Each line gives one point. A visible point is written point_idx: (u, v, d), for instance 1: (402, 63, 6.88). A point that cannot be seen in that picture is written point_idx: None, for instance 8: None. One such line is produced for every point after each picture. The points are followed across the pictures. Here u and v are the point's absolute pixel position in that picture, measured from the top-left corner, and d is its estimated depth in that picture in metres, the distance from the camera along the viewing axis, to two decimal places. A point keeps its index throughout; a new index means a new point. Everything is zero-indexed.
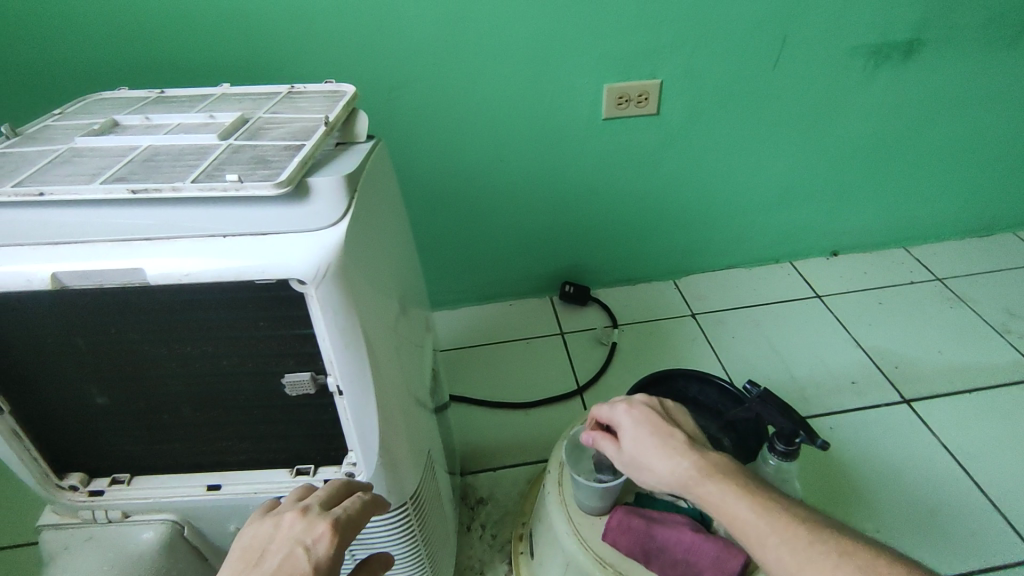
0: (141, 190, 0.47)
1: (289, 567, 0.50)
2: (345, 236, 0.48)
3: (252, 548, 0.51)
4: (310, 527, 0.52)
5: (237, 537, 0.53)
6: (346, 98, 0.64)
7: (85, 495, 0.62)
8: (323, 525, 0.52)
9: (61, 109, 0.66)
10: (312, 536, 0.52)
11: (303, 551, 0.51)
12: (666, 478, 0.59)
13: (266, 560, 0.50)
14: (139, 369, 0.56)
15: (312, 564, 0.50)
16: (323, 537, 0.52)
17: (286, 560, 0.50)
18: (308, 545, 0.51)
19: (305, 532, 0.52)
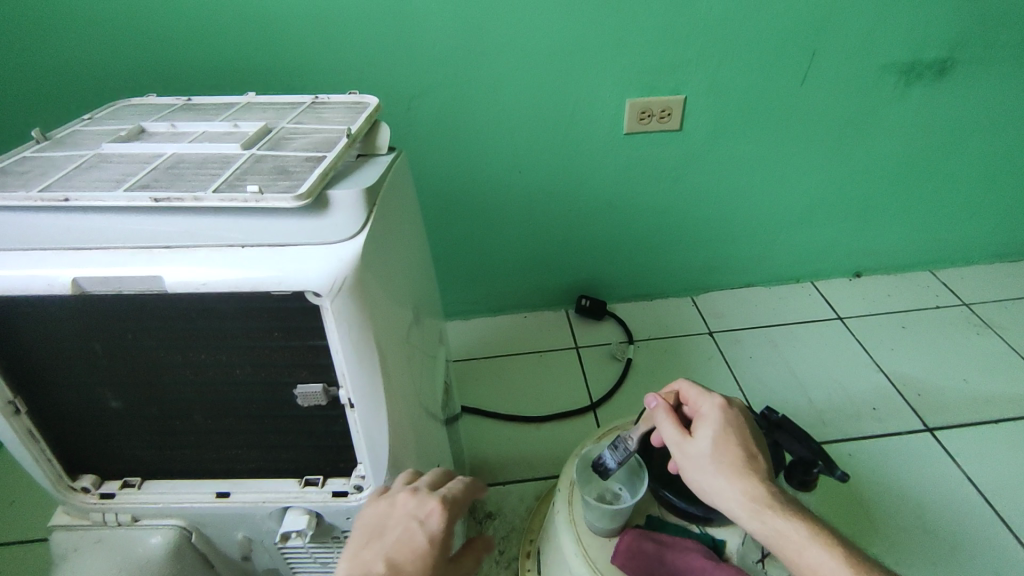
0: (165, 198, 0.47)
1: (408, 542, 0.49)
2: (362, 250, 0.48)
3: (367, 525, 0.51)
4: (422, 504, 0.52)
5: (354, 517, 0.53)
6: (369, 110, 0.65)
7: (96, 498, 0.62)
8: (434, 501, 0.52)
9: (90, 115, 0.68)
10: (424, 513, 0.51)
11: (418, 527, 0.50)
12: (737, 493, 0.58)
13: (383, 536, 0.50)
14: (155, 375, 0.57)
15: (427, 538, 0.50)
16: (434, 513, 0.51)
17: (404, 537, 0.50)
18: (420, 523, 0.51)
19: (418, 509, 0.51)
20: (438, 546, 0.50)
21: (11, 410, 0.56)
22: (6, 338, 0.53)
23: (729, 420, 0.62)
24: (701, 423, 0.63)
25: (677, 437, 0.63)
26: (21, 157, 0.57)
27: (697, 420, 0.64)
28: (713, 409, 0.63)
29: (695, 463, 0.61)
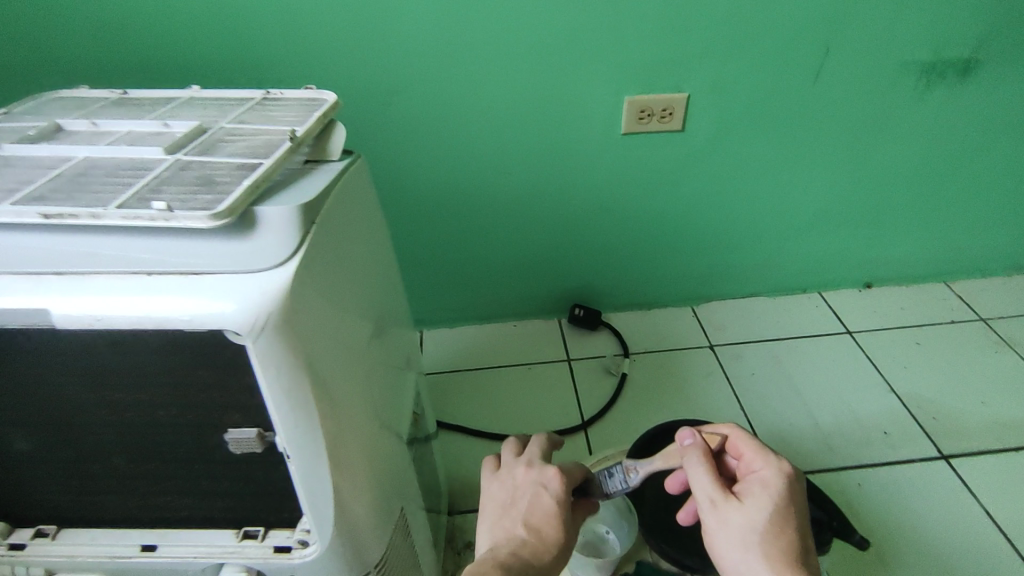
0: (55, 215, 0.39)
1: (539, 505, 0.55)
2: (293, 280, 0.40)
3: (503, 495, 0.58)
4: (542, 471, 0.57)
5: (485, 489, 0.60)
6: (324, 108, 0.56)
7: (5, 548, 0.55)
8: (553, 469, 0.57)
9: (10, 108, 0.60)
10: (545, 478, 0.57)
11: (543, 491, 0.56)
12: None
13: (517, 502, 0.57)
14: (64, 415, 0.49)
15: (553, 498, 0.55)
16: (554, 477, 0.57)
17: (534, 501, 0.56)
18: (544, 486, 0.56)
19: (540, 475, 0.57)
20: (564, 505, 0.56)
21: None
22: None
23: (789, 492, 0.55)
24: (754, 485, 0.55)
25: (717, 492, 0.55)
26: None
27: (750, 481, 0.56)
28: (773, 473, 0.55)
29: (735, 532, 0.53)
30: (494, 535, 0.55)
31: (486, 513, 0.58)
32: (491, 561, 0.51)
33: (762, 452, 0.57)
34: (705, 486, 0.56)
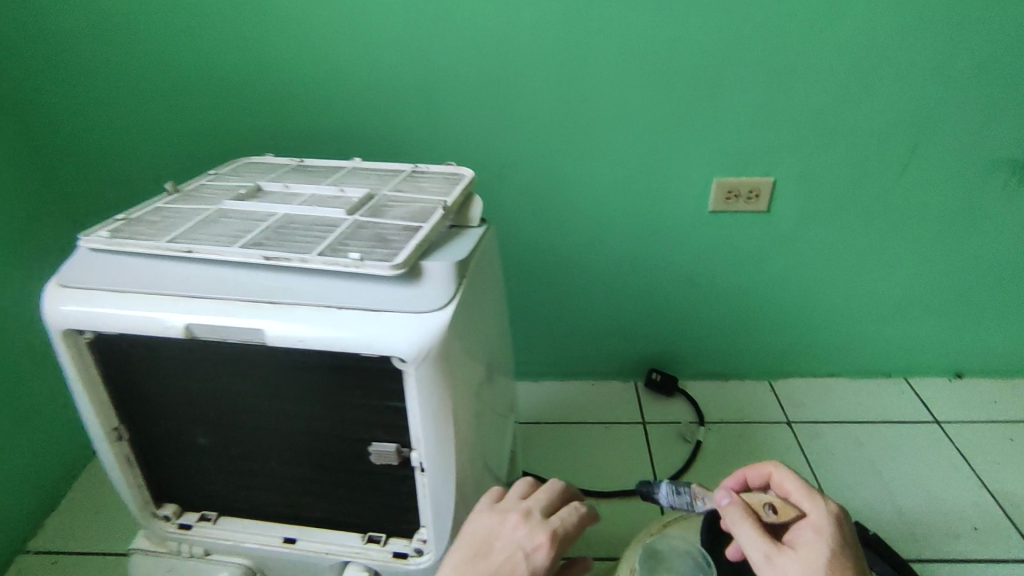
0: (274, 258, 0.51)
1: (512, 571, 0.50)
2: (449, 320, 0.50)
3: (474, 545, 0.53)
4: (531, 537, 0.53)
5: (465, 526, 0.55)
6: (464, 183, 0.68)
7: (174, 527, 0.66)
8: (544, 535, 0.53)
9: (216, 169, 0.75)
10: (532, 545, 0.52)
11: (523, 559, 0.51)
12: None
13: (487, 559, 0.51)
14: (242, 418, 0.60)
15: (531, 571, 0.51)
16: (541, 549, 0.52)
17: (508, 563, 0.51)
18: (528, 555, 0.52)
19: (526, 539, 0.53)
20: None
21: (113, 435, 0.60)
22: (120, 371, 0.58)
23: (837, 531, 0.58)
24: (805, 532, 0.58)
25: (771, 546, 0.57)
26: (155, 206, 0.63)
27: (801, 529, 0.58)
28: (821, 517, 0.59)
29: None
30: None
31: (450, 556, 0.53)
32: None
33: (809, 498, 0.60)
34: (755, 539, 0.58)
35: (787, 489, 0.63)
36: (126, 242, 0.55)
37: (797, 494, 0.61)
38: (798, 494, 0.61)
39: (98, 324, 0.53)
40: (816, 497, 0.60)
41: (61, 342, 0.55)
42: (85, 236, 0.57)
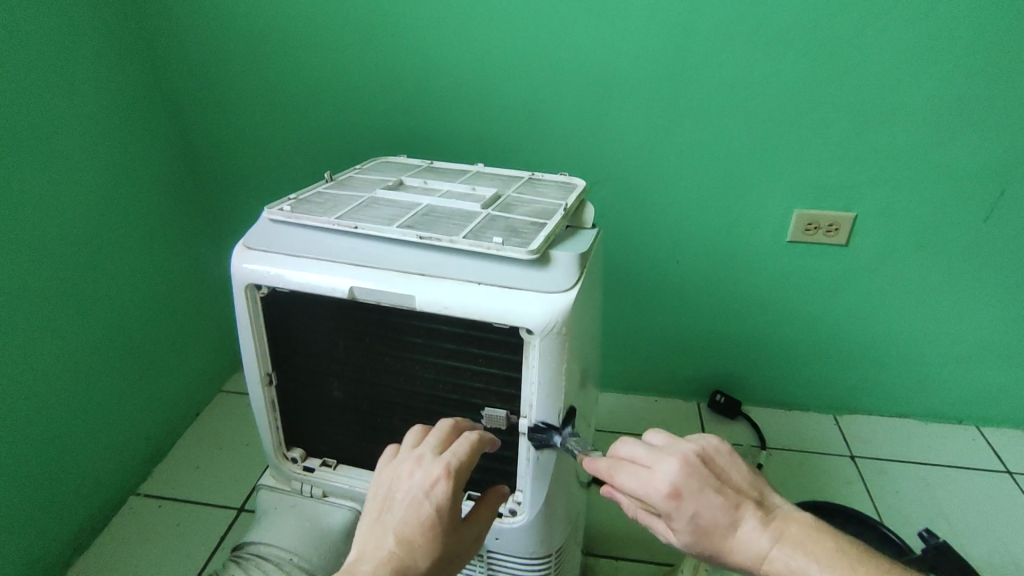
0: (427, 237, 0.61)
1: (416, 514, 0.57)
2: (573, 301, 0.58)
3: (383, 499, 0.59)
4: (427, 478, 0.58)
5: (375, 477, 0.61)
6: (578, 192, 0.76)
7: (300, 468, 0.75)
8: (436, 471, 0.58)
9: (360, 165, 0.86)
10: (429, 485, 0.58)
11: (424, 500, 0.57)
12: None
13: (393, 509, 0.58)
14: (375, 375, 0.69)
15: (432, 511, 0.57)
16: (438, 486, 0.57)
17: (413, 507, 0.57)
18: (427, 494, 0.57)
19: (424, 482, 0.58)
20: (441, 518, 0.57)
21: (265, 379, 0.70)
22: (281, 324, 0.69)
23: (698, 481, 0.51)
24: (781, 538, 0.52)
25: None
26: (317, 191, 0.74)
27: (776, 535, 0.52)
28: (691, 500, 0.51)
29: None
30: (360, 547, 0.57)
31: (364, 512, 0.60)
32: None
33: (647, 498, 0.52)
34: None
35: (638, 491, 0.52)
36: (301, 217, 0.65)
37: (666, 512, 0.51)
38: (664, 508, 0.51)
39: (276, 281, 0.64)
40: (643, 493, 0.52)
41: (243, 294, 0.66)
42: (267, 209, 0.68)
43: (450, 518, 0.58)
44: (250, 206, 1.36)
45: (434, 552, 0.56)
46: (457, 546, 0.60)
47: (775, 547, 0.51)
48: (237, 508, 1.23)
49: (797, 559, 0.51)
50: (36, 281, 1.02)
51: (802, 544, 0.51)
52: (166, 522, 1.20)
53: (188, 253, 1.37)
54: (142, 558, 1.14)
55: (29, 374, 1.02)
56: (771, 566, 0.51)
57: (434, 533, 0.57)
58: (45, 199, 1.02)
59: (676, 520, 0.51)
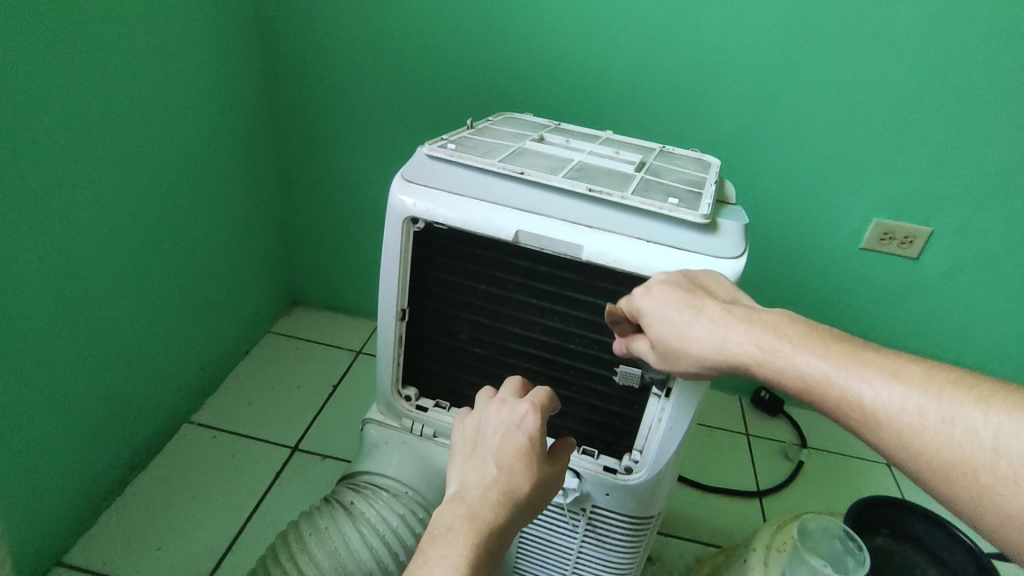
0: (597, 190, 0.63)
1: (512, 443, 0.55)
2: (740, 269, 0.60)
3: (472, 438, 0.57)
4: (516, 411, 0.57)
5: (455, 429, 0.59)
6: (717, 167, 0.76)
7: (413, 407, 0.76)
8: (525, 406, 0.57)
9: (490, 117, 0.86)
10: (520, 417, 0.56)
11: (517, 430, 0.55)
12: (916, 399, 0.45)
13: (486, 443, 0.55)
14: (508, 323, 0.70)
15: (528, 438, 0.55)
16: (529, 416, 0.56)
17: (507, 439, 0.55)
18: (518, 425, 0.56)
19: (514, 415, 0.57)
20: (537, 444, 0.55)
21: (398, 315, 0.71)
22: (424, 261, 0.70)
23: (706, 292, 0.55)
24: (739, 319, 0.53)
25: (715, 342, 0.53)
26: (463, 135, 0.75)
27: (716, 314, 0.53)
28: (710, 303, 0.54)
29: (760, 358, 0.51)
30: (459, 478, 0.54)
31: (453, 453, 0.57)
32: (463, 505, 0.51)
33: (661, 310, 0.55)
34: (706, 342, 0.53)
35: (659, 306, 0.55)
36: (465, 157, 0.67)
37: (676, 316, 0.54)
38: (678, 313, 0.54)
39: (435, 217, 0.65)
40: (663, 302, 0.55)
41: (398, 226, 0.66)
42: (424, 146, 0.70)
43: (544, 449, 0.56)
44: (326, 150, 1.35)
45: (537, 478, 0.53)
46: (555, 485, 0.57)
47: (793, 347, 0.50)
48: (292, 447, 1.24)
49: (737, 336, 0.52)
50: (117, 196, 1.01)
51: (828, 344, 0.49)
52: (220, 454, 1.21)
53: (257, 190, 1.36)
54: (198, 484, 1.15)
55: (104, 289, 1.02)
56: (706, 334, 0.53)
57: (535, 459, 0.54)
58: (134, 116, 1.00)
59: (687, 330, 0.54)
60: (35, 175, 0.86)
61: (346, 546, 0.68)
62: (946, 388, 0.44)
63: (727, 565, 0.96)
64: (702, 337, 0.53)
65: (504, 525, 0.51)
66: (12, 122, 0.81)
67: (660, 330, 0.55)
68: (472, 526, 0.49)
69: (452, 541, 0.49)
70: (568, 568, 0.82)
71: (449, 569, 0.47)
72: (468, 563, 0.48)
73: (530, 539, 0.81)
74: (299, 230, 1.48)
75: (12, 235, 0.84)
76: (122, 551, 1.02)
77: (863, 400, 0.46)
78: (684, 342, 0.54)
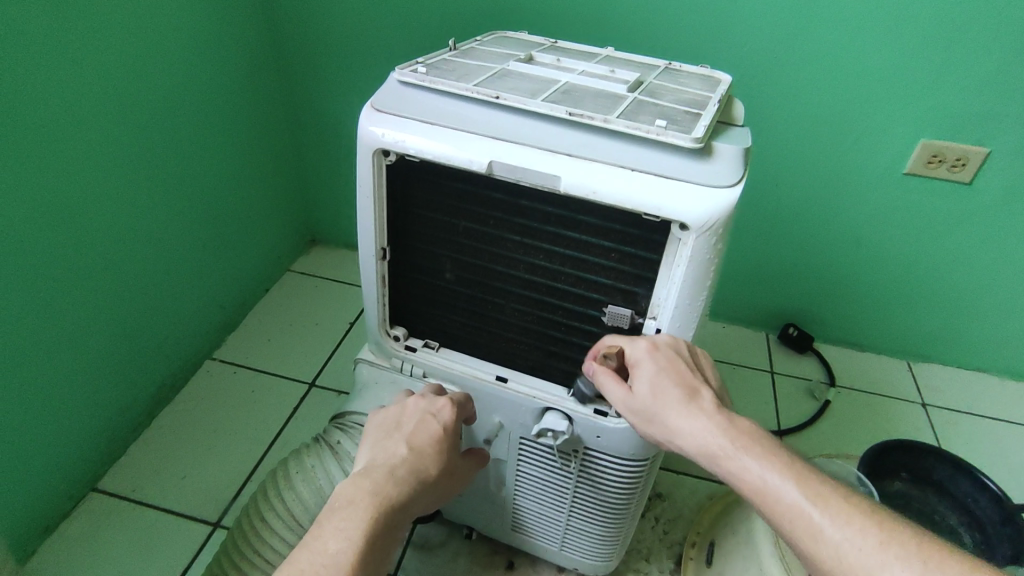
0: (578, 114, 0.57)
1: (425, 429, 0.60)
2: (736, 198, 0.54)
3: (388, 422, 0.61)
4: (434, 402, 0.62)
5: (373, 415, 0.63)
6: (727, 85, 0.68)
7: (402, 347, 0.75)
8: (444, 400, 0.62)
9: (480, 37, 0.79)
10: (436, 408, 0.62)
11: (432, 418, 0.61)
12: (876, 538, 0.47)
13: (401, 427, 0.60)
14: (492, 261, 0.66)
15: (440, 427, 0.60)
16: (445, 408, 0.62)
17: (421, 425, 0.60)
18: (434, 415, 0.61)
19: (431, 405, 0.62)
20: (447, 435, 0.61)
21: (379, 254, 0.69)
22: (401, 197, 0.66)
23: (701, 380, 0.58)
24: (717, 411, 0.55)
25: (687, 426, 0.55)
26: (444, 58, 0.69)
27: (694, 402, 0.56)
28: (702, 393, 0.57)
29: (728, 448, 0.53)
30: (368, 457, 0.58)
31: (367, 434, 0.60)
32: (369, 481, 0.54)
33: (653, 392, 0.57)
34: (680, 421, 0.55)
35: (650, 376, 0.57)
36: (437, 82, 0.62)
37: (667, 396, 0.56)
38: (673, 392, 0.56)
39: (407, 148, 0.60)
40: (659, 377, 0.57)
41: (369, 159, 0.62)
42: (396, 71, 0.64)
43: (453, 439, 0.61)
44: (333, 81, 1.30)
45: (442, 464, 0.59)
46: (451, 473, 0.62)
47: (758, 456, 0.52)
48: (309, 383, 1.27)
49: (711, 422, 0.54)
50: (132, 132, 1.00)
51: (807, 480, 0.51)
52: (241, 388, 1.25)
53: (266, 127, 1.33)
54: (220, 416, 1.19)
55: (126, 225, 1.03)
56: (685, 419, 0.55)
57: (443, 447, 0.60)
58: (142, 47, 0.99)
59: (671, 410, 0.56)
60: (39, 117, 0.85)
61: (331, 484, 0.70)
62: (910, 538, 0.47)
63: (735, 506, 0.95)
64: (682, 421, 0.55)
65: (404, 502, 0.55)
66: (22, 53, 0.81)
67: (647, 398, 0.57)
68: (374, 502, 0.53)
69: (352, 517, 0.52)
70: (565, 509, 0.82)
71: (345, 542, 0.50)
72: (364, 536, 0.51)
73: (526, 478, 0.81)
74: (314, 167, 1.45)
75: (31, 173, 0.86)
76: (150, 480, 1.08)
77: (822, 527, 0.48)
78: (663, 416, 0.56)
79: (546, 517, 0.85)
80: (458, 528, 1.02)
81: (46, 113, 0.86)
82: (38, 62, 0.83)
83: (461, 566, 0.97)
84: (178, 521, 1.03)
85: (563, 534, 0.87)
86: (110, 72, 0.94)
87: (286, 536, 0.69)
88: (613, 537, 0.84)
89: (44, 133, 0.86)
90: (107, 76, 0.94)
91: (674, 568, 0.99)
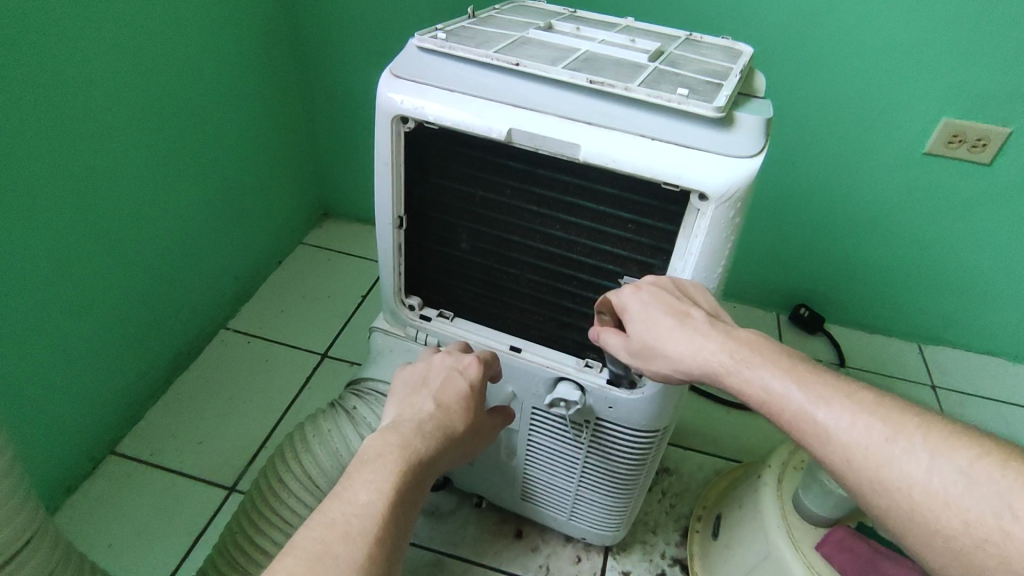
0: (599, 82, 0.56)
1: (452, 386, 0.62)
2: (756, 169, 0.54)
3: (414, 378, 0.62)
4: (460, 359, 0.64)
5: (397, 372, 0.64)
6: (748, 56, 0.67)
7: (417, 316, 0.76)
8: (470, 357, 0.64)
9: (499, 5, 0.78)
10: (462, 365, 0.64)
11: (459, 375, 0.63)
12: (883, 435, 0.46)
13: (428, 383, 0.62)
14: (509, 231, 0.66)
15: (467, 383, 0.62)
16: (471, 365, 0.63)
17: (447, 381, 0.62)
18: (461, 371, 0.63)
19: (457, 362, 0.64)
20: (474, 391, 0.62)
21: (396, 223, 0.69)
22: (419, 165, 0.66)
23: (693, 303, 0.57)
24: (713, 330, 0.55)
25: (687, 350, 0.55)
26: (463, 25, 0.68)
27: (688, 325, 0.55)
28: (697, 315, 0.55)
29: (730, 365, 0.52)
30: (395, 413, 0.59)
31: (394, 390, 0.62)
32: (398, 434, 0.55)
33: (647, 328, 0.57)
34: (679, 347, 0.55)
35: (642, 312, 0.57)
36: (457, 48, 0.61)
37: (661, 327, 0.56)
38: (665, 320, 0.56)
39: (425, 115, 0.60)
40: (650, 311, 0.57)
41: (388, 126, 0.62)
42: (416, 37, 0.64)
43: (480, 395, 0.63)
44: (347, 52, 1.30)
45: (469, 420, 0.60)
46: (478, 430, 0.64)
47: (758, 366, 0.52)
48: (321, 354, 1.28)
49: (709, 345, 0.54)
50: (149, 100, 1.00)
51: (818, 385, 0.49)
52: (254, 357, 1.26)
53: (281, 100, 1.33)
54: (234, 385, 1.21)
55: (143, 193, 1.04)
56: (683, 347, 0.55)
57: (470, 403, 0.61)
58: (160, 15, 0.98)
59: (668, 341, 0.55)
60: (60, 83, 0.86)
61: (347, 448, 0.72)
62: (919, 429, 0.45)
63: (741, 481, 0.95)
64: (681, 348, 0.55)
65: (432, 455, 0.55)
66: (43, 18, 0.81)
67: (641, 333, 0.57)
68: (402, 454, 0.53)
69: (381, 467, 0.52)
70: (574, 479, 0.83)
71: (375, 492, 0.50)
72: (395, 486, 0.51)
73: (537, 448, 0.82)
74: (328, 140, 1.45)
75: (52, 138, 0.86)
76: (168, 445, 1.10)
77: (830, 430, 0.47)
78: (663, 348, 0.56)
79: (555, 487, 0.86)
80: (467, 497, 1.03)
81: (68, 79, 0.86)
82: (59, 29, 0.84)
83: (469, 533, 0.99)
84: (195, 484, 1.05)
85: (572, 504, 0.88)
86: (129, 38, 0.94)
87: (303, 497, 0.71)
88: (621, 507, 0.86)
89: (65, 99, 0.87)
90: (125, 43, 0.93)
91: (679, 541, 1.00)
